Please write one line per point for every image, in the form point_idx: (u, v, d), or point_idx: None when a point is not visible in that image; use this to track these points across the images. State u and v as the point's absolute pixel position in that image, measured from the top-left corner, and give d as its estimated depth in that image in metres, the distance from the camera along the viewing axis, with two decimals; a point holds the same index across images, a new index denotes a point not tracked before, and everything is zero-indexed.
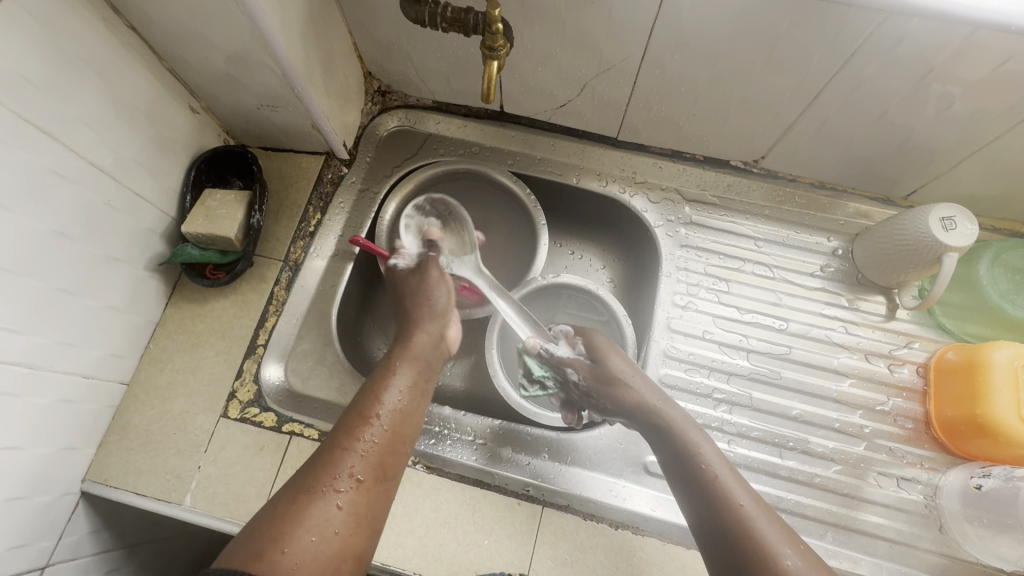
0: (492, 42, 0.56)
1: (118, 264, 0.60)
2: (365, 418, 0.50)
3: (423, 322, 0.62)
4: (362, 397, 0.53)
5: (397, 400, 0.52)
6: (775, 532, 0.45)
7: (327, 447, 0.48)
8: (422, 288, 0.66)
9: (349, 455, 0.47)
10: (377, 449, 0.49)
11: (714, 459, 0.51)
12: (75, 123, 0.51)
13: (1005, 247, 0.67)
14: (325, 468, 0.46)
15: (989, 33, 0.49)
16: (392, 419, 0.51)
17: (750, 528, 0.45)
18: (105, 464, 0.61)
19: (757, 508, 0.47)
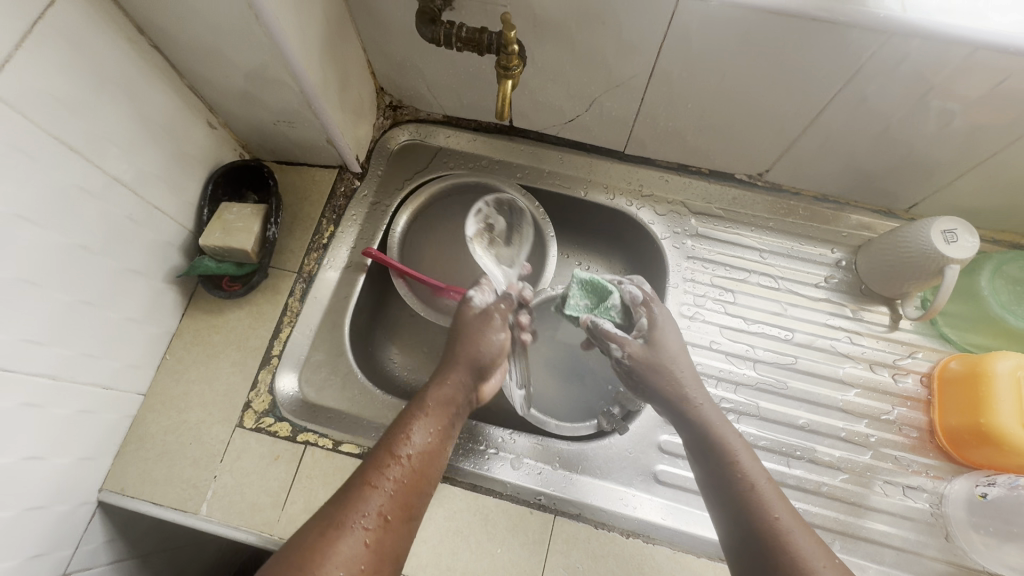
0: (507, 61, 0.57)
1: (138, 277, 0.61)
2: (389, 455, 0.50)
3: (467, 364, 0.59)
4: (389, 433, 0.53)
5: (425, 438, 0.52)
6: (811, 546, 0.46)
7: (353, 482, 0.48)
8: (476, 327, 0.62)
9: (374, 493, 0.47)
10: (402, 490, 0.49)
11: (752, 467, 0.52)
12: (100, 139, 0.53)
13: (1005, 260, 0.68)
14: (351, 506, 0.46)
15: (987, 53, 0.51)
16: (416, 460, 0.51)
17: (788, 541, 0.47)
18: (122, 473, 0.62)
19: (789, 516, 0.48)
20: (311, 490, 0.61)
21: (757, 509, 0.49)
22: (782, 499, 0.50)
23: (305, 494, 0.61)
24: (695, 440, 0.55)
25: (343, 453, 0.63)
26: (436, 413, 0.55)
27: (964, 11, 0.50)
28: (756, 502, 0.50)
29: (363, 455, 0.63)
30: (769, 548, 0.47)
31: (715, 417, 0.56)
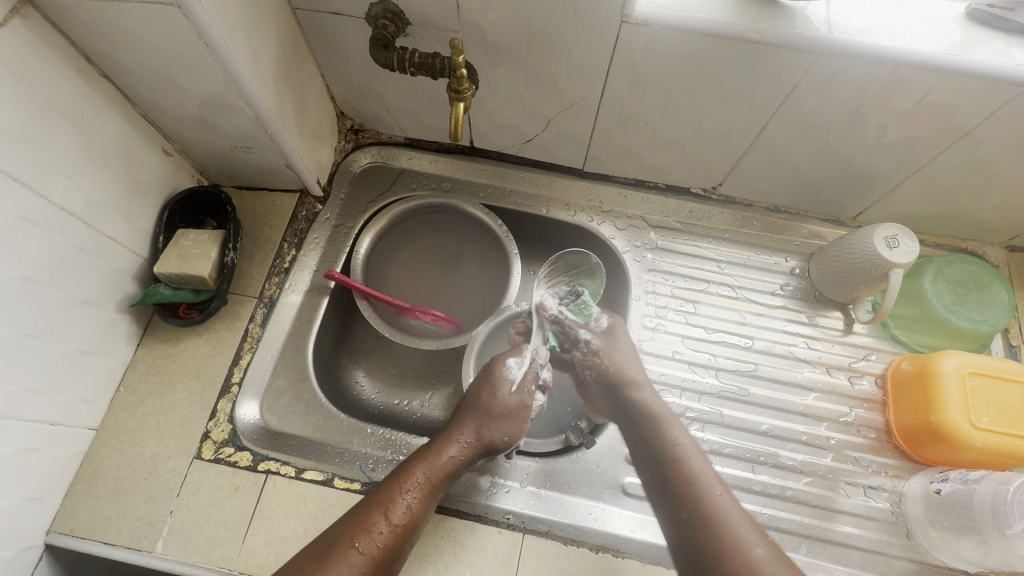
0: (458, 85, 0.60)
1: (88, 307, 0.60)
2: (380, 521, 0.52)
3: (482, 443, 0.60)
4: (384, 491, 0.54)
5: (417, 508, 0.54)
6: (745, 526, 0.52)
7: (339, 539, 0.51)
8: (503, 408, 0.61)
9: (357, 557, 0.50)
10: (384, 558, 0.51)
11: (692, 449, 0.60)
12: (46, 169, 0.52)
13: (945, 263, 0.71)
14: (334, 565, 0.49)
15: (910, 71, 0.54)
16: (405, 529, 0.53)
17: (726, 521, 0.52)
18: (72, 514, 0.59)
19: (731, 503, 0.54)
20: (273, 520, 0.60)
21: (699, 495, 0.55)
22: (723, 485, 0.56)
23: (266, 526, 0.59)
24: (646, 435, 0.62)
25: (306, 481, 0.62)
26: (434, 486, 0.56)
27: (884, 33, 0.54)
28: (697, 489, 0.56)
29: (327, 481, 0.62)
30: (709, 528, 0.52)
31: (662, 406, 0.64)
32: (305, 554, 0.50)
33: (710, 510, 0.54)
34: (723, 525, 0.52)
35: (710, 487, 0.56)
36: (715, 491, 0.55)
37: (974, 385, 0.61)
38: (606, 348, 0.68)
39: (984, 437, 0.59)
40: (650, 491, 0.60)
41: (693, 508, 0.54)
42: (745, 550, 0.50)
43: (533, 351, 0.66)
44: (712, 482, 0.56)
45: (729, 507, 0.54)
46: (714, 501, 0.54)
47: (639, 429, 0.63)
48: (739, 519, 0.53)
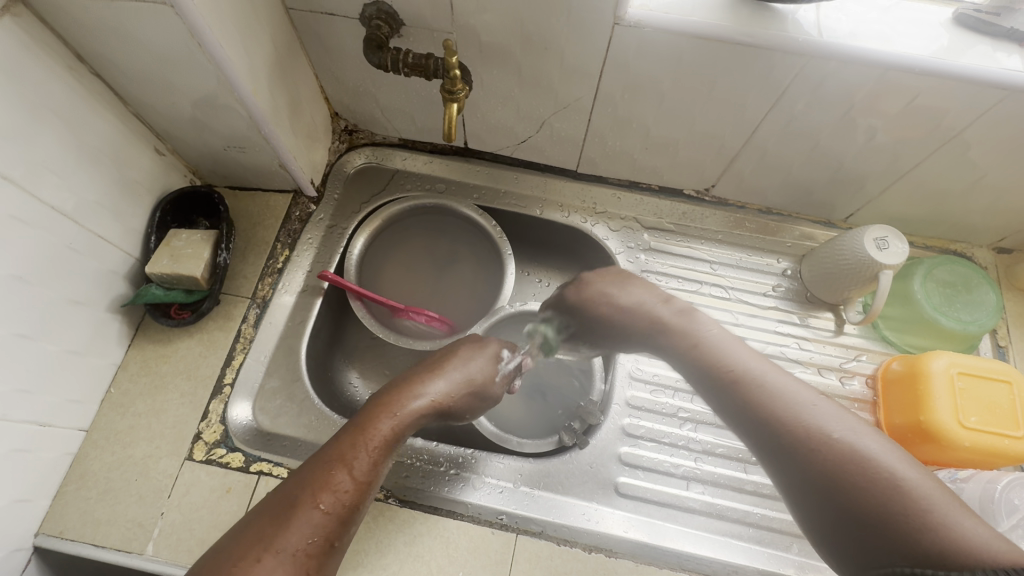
0: (452, 86, 0.60)
1: (79, 307, 0.59)
2: (344, 477, 0.46)
3: (453, 404, 0.55)
4: (346, 443, 0.48)
5: (381, 464, 0.49)
6: (833, 416, 0.43)
7: (298, 499, 0.44)
8: (481, 370, 0.58)
9: (320, 518, 0.44)
10: (349, 516, 0.45)
11: (755, 365, 0.47)
12: (37, 168, 0.52)
13: (934, 264, 0.72)
14: (294, 525, 0.43)
15: (899, 73, 0.55)
16: (370, 484, 0.47)
17: (805, 422, 0.42)
18: (61, 516, 0.59)
19: (807, 396, 0.44)
20: None
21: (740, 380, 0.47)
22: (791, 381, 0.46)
23: None
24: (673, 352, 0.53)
25: None
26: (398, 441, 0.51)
27: (874, 36, 0.55)
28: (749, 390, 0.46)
29: None
30: (789, 434, 0.42)
31: (711, 328, 0.52)
32: (257, 522, 0.43)
33: (796, 423, 0.43)
34: (809, 432, 0.42)
35: (772, 386, 0.46)
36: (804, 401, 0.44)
37: (964, 385, 0.62)
38: None
39: (972, 437, 0.60)
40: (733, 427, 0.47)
41: (772, 423, 0.44)
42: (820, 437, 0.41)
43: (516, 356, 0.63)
44: (782, 383, 0.46)
45: (810, 409, 0.43)
46: (788, 398, 0.44)
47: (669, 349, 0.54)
48: (824, 410, 0.43)
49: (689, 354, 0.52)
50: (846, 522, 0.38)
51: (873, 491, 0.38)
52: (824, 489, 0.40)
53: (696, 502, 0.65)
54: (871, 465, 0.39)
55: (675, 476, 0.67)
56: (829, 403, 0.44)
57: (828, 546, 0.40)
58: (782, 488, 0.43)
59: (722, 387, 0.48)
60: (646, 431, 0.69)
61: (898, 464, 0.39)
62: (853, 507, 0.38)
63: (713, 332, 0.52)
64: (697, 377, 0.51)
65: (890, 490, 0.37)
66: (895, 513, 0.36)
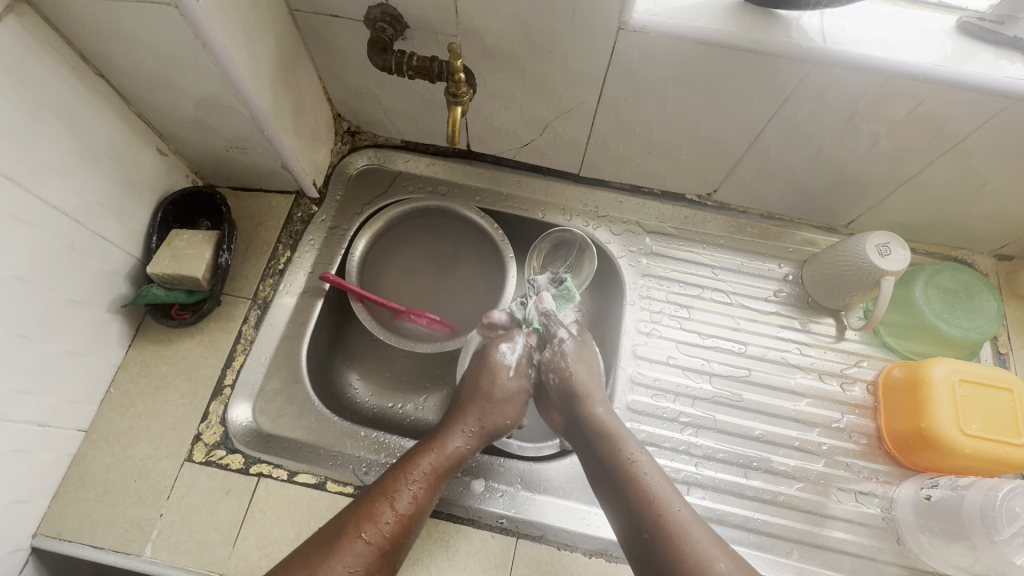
0: (456, 89, 0.60)
1: (80, 307, 0.59)
2: (386, 511, 0.53)
3: (481, 433, 0.62)
4: (390, 482, 0.55)
5: (420, 496, 0.55)
6: (702, 536, 0.52)
7: (345, 530, 0.51)
8: (499, 395, 0.63)
9: (363, 547, 0.50)
10: (390, 547, 0.52)
11: (651, 470, 0.57)
12: (40, 168, 0.52)
13: (936, 270, 0.72)
14: (340, 553, 0.49)
15: (903, 81, 0.55)
16: (411, 518, 0.54)
17: (687, 547, 0.51)
18: (59, 517, 0.58)
19: (692, 517, 0.54)
20: (264, 524, 0.59)
21: (647, 496, 0.55)
22: (682, 501, 0.55)
23: (257, 530, 0.59)
24: (603, 452, 0.59)
25: (299, 484, 0.62)
26: (438, 475, 0.57)
27: (877, 43, 0.55)
28: (654, 506, 0.54)
29: (320, 485, 0.62)
30: (668, 549, 0.51)
31: (619, 424, 0.61)
32: (309, 547, 0.50)
33: (673, 533, 0.52)
34: (684, 549, 0.51)
35: (668, 502, 0.54)
36: (674, 507, 0.54)
37: (965, 393, 0.62)
38: (576, 354, 0.66)
39: (974, 444, 0.59)
40: (615, 517, 0.56)
41: (656, 531, 0.52)
42: (708, 565, 0.50)
43: (519, 336, 0.67)
44: (688, 516, 0.54)
45: (692, 524, 0.53)
46: (678, 522, 0.53)
47: (596, 447, 0.60)
48: (700, 533, 0.52)
49: (629, 472, 0.57)
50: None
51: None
52: None
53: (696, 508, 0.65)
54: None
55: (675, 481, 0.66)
56: (691, 509, 0.55)
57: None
58: None
59: (627, 495, 0.56)
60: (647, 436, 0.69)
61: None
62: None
63: (641, 460, 0.58)
64: (602, 474, 0.59)
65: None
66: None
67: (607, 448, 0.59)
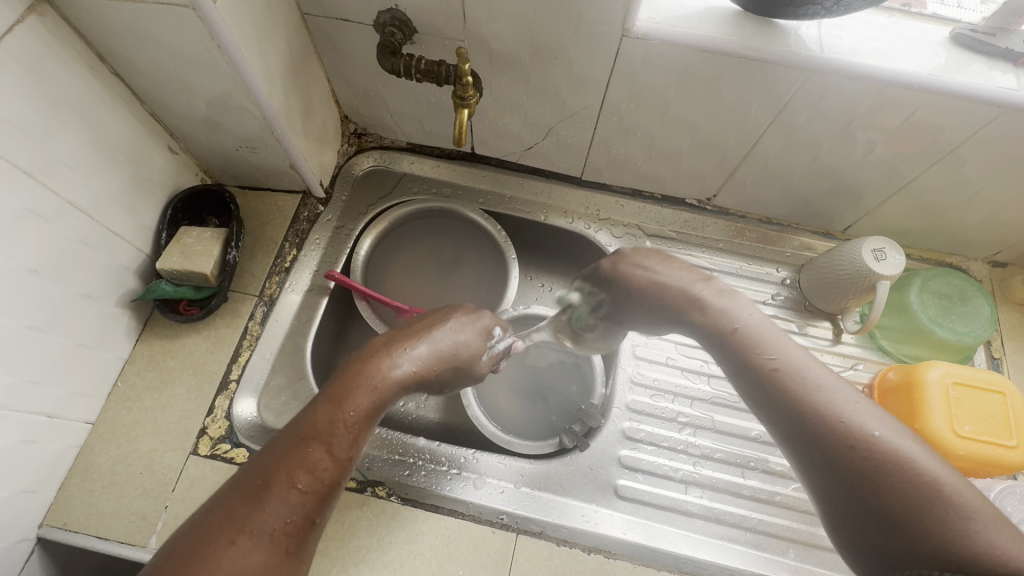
0: (463, 92, 0.61)
1: (90, 301, 0.60)
2: (321, 456, 0.43)
3: (432, 373, 0.52)
4: (322, 417, 0.44)
5: (361, 436, 0.45)
6: (865, 411, 0.40)
7: (273, 480, 0.41)
8: (459, 342, 0.54)
9: (298, 497, 0.41)
10: (328, 493, 0.43)
11: (790, 350, 0.45)
12: (56, 163, 0.53)
13: (931, 275, 0.74)
14: (271, 506, 0.40)
15: (898, 90, 0.56)
16: (350, 462, 0.44)
17: (839, 419, 0.40)
18: (65, 508, 0.59)
19: (835, 385, 0.42)
20: None
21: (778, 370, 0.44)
22: (821, 369, 0.43)
23: None
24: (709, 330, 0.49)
25: None
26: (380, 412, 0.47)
27: (873, 53, 0.56)
28: (784, 378, 0.44)
29: None
30: (819, 429, 0.41)
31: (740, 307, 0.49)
32: (231, 502, 0.41)
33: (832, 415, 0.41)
34: (846, 428, 0.40)
35: (804, 377, 0.43)
36: (813, 381, 0.43)
37: (958, 395, 0.63)
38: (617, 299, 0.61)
39: (967, 446, 0.61)
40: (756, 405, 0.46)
41: (796, 406, 0.42)
42: (864, 437, 0.39)
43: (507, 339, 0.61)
44: (828, 382, 0.43)
45: (838, 396, 0.42)
46: (821, 394, 0.42)
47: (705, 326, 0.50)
48: (849, 402, 0.41)
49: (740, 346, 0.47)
50: (885, 531, 0.37)
51: (921, 500, 0.36)
52: (861, 502, 0.38)
53: (695, 506, 0.66)
54: (912, 470, 0.37)
55: (674, 480, 0.67)
56: (846, 387, 0.43)
57: (852, 549, 0.38)
58: (804, 478, 0.42)
59: (761, 379, 0.45)
60: (646, 435, 0.70)
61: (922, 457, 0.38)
62: (898, 518, 0.36)
63: (758, 324, 0.47)
64: (729, 359, 0.48)
65: (933, 501, 0.36)
66: (937, 533, 0.35)
67: (722, 338, 0.48)
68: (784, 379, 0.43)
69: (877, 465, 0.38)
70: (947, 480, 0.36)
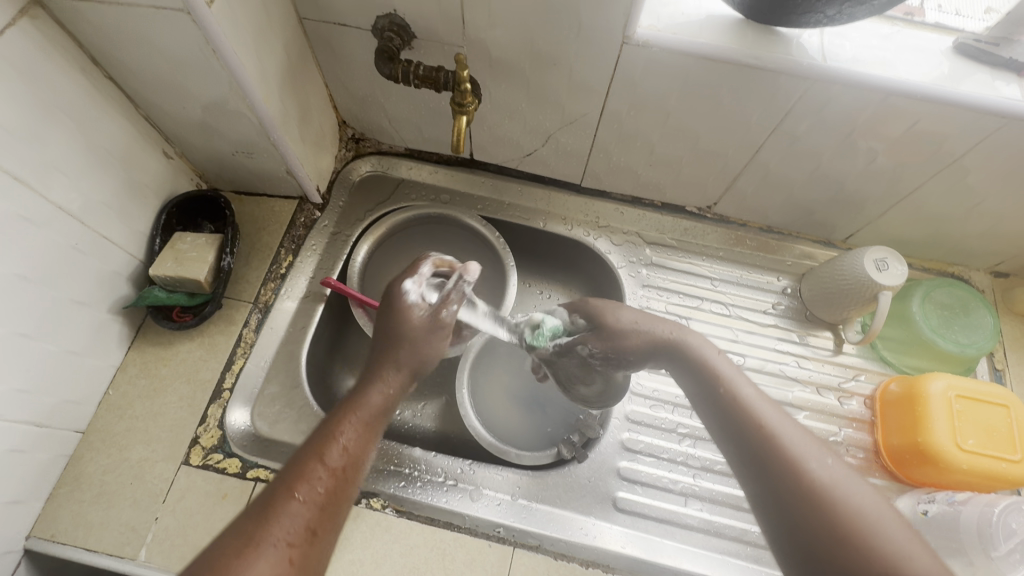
0: (462, 99, 0.61)
1: (81, 307, 0.59)
2: (317, 466, 0.43)
3: (404, 381, 0.53)
4: (314, 441, 0.46)
5: (352, 444, 0.46)
6: (807, 442, 0.44)
7: (273, 498, 0.41)
8: (421, 347, 0.55)
9: (301, 508, 0.41)
10: (330, 504, 0.42)
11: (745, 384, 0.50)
12: (47, 168, 0.52)
13: (933, 285, 0.73)
14: (274, 519, 0.39)
15: (900, 99, 0.56)
16: (348, 471, 0.45)
17: (783, 449, 0.44)
18: (53, 519, 0.58)
19: (784, 421, 0.46)
20: None
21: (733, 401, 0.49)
22: (773, 407, 0.48)
23: None
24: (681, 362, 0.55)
25: None
26: (366, 422, 0.48)
27: (875, 62, 0.56)
28: (740, 408, 0.48)
29: None
30: (765, 458, 0.44)
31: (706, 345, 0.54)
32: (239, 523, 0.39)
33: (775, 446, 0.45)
34: (790, 460, 0.43)
35: (757, 411, 0.47)
36: (768, 416, 0.47)
37: (961, 408, 0.62)
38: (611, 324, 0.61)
39: (971, 459, 0.60)
40: (715, 438, 0.50)
41: (747, 436, 0.46)
42: (803, 467, 0.42)
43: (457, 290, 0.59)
44: (777, 418, 0.47)
45: (783, 430, 0.45)
46: (769, 426, 0.46)
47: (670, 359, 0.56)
48: (794, 435, 0.45)
49: (700, 378, 0.52)
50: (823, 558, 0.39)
51: (845, 525, 0.39)
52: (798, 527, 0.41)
53: (694, 519, 0.65)
54: (841, 499, 0.40)
55: (673, 492, 0.66)
56: (792, 423, 0.46)
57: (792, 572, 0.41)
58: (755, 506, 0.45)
59: (719, 409, 0.50)
60: (645, 447, 0.69)
61: (852, 487, 0.41)
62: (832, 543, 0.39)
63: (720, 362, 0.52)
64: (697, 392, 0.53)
65: (855, 528, 0.39)
66: (862, 558, 0.37)
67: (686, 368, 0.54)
68: (738, 409, 0.48)
69: (816, 493, 0.41)
70: (874, 514, 0.39)
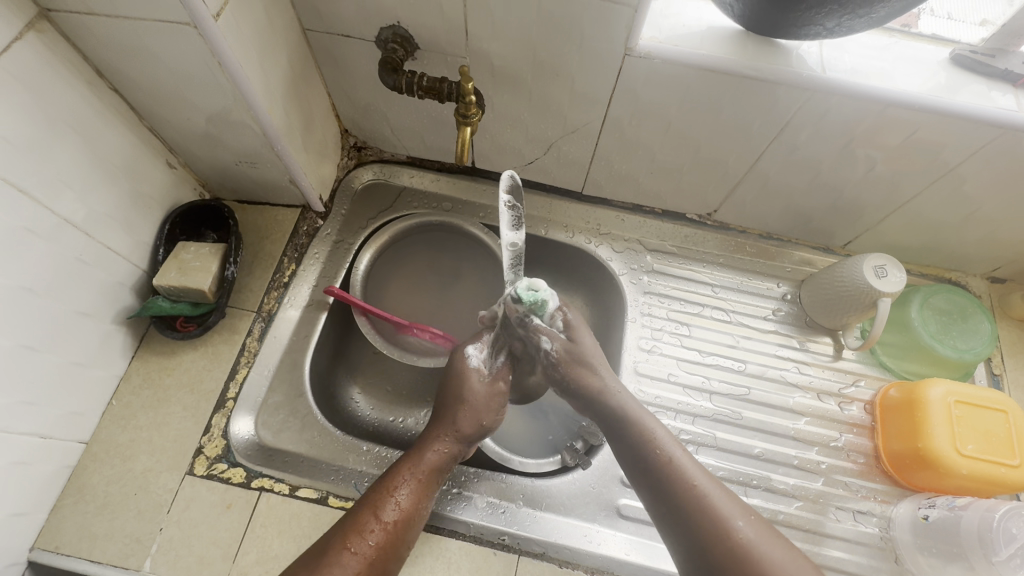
0: (466, 110, 0.61)
1: (86, 318, 0.59)
2: (372, 521, 0.52)
3: (466, 442, 0.60)
4: (371, 496, 0.54)
5: (405, 503, 0.54)
6: (730, 505, 0.50)
7: (331, 546, 0.50)
8: (485, 412, 0.61)
9: (353, 559, 0.49)
10: (381, 557, 0.50)
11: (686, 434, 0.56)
12: (53, 181, 0.52)
13: (931, 292, 0.74)
14: (329, 567, 0.48)
15: (898, 110, 0.57)
16: (398, 528, 0.52)
17: (707, 509, 0.49)
18: (58, 530, 0.58)
19: (711, 484, 0.51)
20: (265, 539, 0.59)
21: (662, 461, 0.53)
22: (699, 467, 0.52)
23: (258, 545, 0.59)
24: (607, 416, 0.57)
25: (300, 499, 0.61)
26: (421, 481, 0.56)
27: (873, 73, 0.57)
28: (670, 469, 0.52)
29: (321, 500, 0.62)
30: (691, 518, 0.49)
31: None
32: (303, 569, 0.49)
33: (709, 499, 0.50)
34: (716, 522, 0.48)
35: (687, 473, 0.51)
36: (695, 477, 0.51)
37: (961, 414, 0.63)
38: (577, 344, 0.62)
39: (970, 464, 0.61)
40: (639, 491, 0.54)
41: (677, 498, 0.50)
42: (730, 531, 0.48)
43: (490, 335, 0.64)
44: (703, 479, 0.51)
45: (711, 494, 0.50)
46: (698, 487, 0.50)
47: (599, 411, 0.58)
48: (719, 497, 0.50)
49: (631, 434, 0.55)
50: None
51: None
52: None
53: None
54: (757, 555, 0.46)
55: None
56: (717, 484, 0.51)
57: None
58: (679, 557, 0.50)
59: (645, 466, 0.53)
60: None
61: (765, 542, 0.47)
62: None
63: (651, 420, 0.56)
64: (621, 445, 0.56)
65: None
66: None
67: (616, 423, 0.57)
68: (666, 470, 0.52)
69: (738, 555, 0.46)
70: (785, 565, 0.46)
